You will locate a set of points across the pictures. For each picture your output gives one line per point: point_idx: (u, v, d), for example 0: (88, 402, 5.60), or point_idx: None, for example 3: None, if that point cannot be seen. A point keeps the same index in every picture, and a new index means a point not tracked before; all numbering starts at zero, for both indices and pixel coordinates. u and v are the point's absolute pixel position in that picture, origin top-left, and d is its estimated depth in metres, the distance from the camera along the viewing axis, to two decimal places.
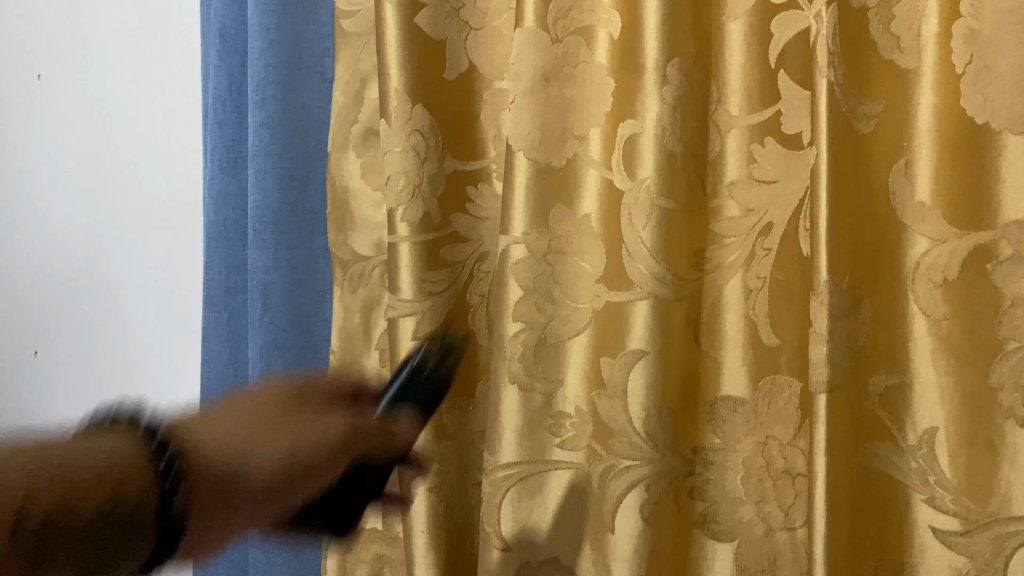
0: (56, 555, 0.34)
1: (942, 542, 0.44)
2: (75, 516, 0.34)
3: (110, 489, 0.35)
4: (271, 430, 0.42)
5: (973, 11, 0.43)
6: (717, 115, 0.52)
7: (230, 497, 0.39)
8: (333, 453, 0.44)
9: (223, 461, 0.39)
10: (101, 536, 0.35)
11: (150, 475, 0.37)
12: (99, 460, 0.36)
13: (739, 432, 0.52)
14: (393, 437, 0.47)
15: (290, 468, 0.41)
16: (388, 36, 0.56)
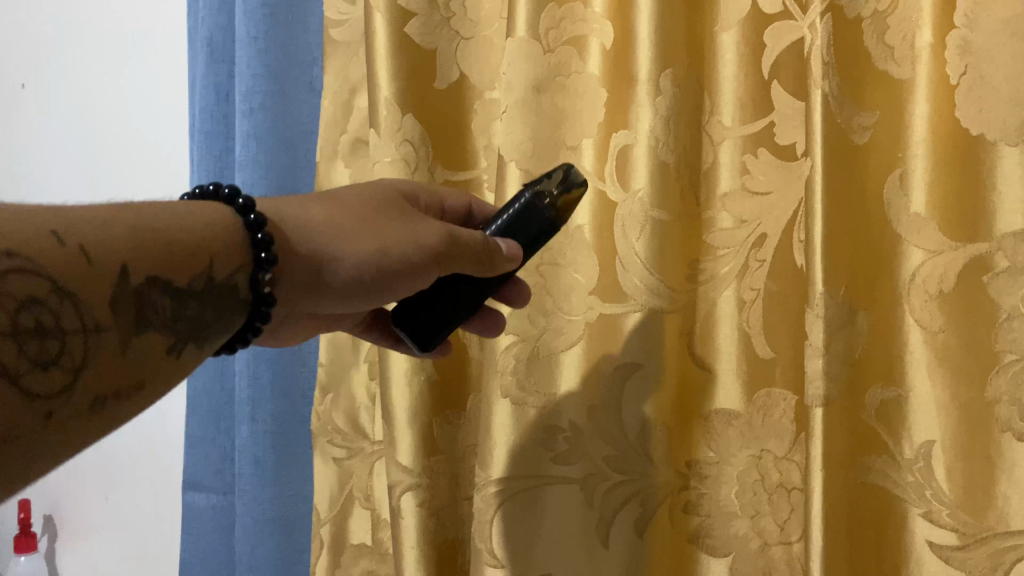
0: (152, 330, 0.38)
1: (939, 557, 0.44)
2: (173, 279, 0.38)
3: (205, 263, 0.40)
4: (377, 220, 0.45)
5: (966, 22, 0.43)
6: (709, 126, 0.52)
7: (323, 278, 0.44)
8: (425, 260, 0.45)
9: (321, 251, 0.44)
10: (197, 305, 0.40)
11: (235, 280, 0.41)
12: (191, 216, 0.41)
13: (734, 446, 0.51)
14: (489, 259, 0.45)
15: (378, 265, 0.44)
16: (377, 45, 0.55)
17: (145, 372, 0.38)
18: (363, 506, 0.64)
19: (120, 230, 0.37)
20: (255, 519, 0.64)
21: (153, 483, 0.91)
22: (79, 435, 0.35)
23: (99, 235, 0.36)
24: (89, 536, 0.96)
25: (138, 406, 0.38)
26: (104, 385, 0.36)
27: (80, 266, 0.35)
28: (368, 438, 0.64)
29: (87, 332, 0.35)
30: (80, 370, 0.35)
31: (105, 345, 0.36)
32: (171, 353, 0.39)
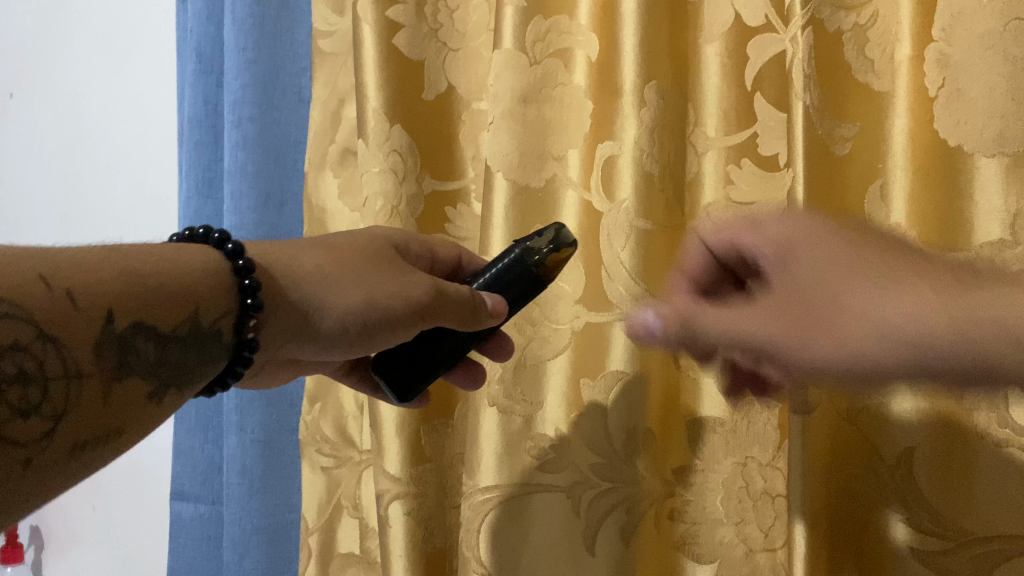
0: (134, 376, 0.38)
1: (922, 562, 0.44)
2: (158, 326, 0.38)
3: (192, 309, 0.40)
4: (367, 271, 0.45)
5: (943, 35, 0.44)
6: (695, 136, 0.53)
7: (311, 324, 0.44)
8: (411, 313, 0.45)
9: (310, 298, 0.44)
10: (180, 350, 0.40)
11: (221, 327, 0.41)
12: (184, 261, 0.41)
13: (718, 453, 0.52)
14: (474, 312, 0.46)
15: (365, 315, 0.44)
16: (365, 56, 0.56)
17: (126, 418, 0.38)
18: (352, 515, 0.64)
19: (109, 276, 0.37)
20: (241, 529, 0.64)
21: (140, 494, 0.91)
22: (56, 479, 0.35)
23: (86, 280, 0.36)
24: (76, 547, 0.96)
25: (116, 451, 0.38)
26: (84, 432, 0.36)
27: (65, 312, 0.35)
28: (357, 447, 0.64)
29: (68, 378, 0.35)
30: (60, 418, 0.35)
31: (86, 392, 0.36)
32: (152, 398, 0.39)
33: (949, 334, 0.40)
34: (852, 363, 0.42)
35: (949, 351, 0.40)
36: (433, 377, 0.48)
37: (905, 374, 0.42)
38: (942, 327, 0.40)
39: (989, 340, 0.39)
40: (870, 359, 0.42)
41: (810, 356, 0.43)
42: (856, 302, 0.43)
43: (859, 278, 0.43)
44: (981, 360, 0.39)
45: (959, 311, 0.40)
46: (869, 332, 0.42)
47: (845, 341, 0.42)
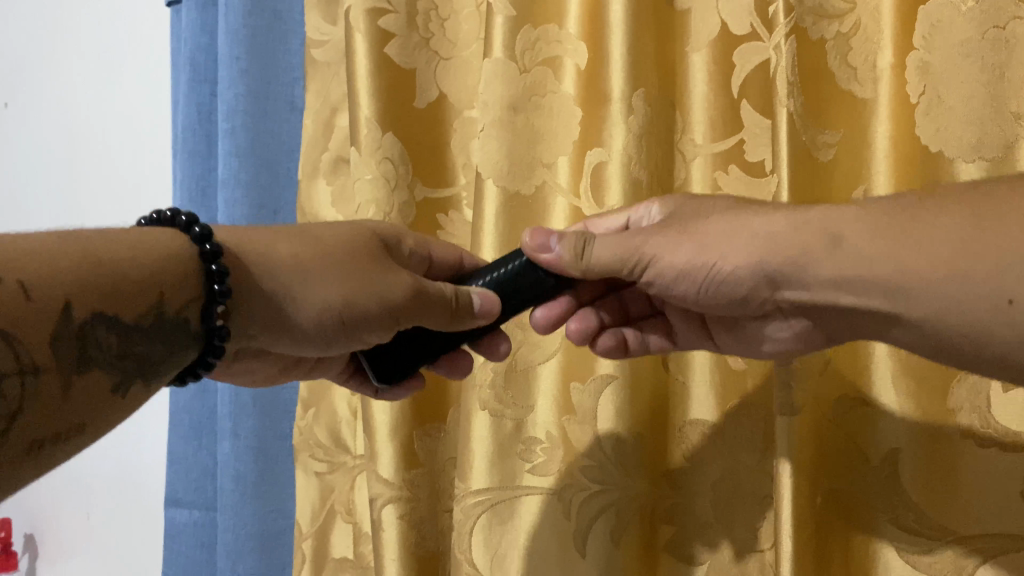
0: (94, 368, 0.35)
1: (906, 561, 0.45)
2: (120, 316, 0.36)
3: (154, 297, 0.38)
4: (346, 265, 0.44)
5: (923, 44, 0.45)
6: (683, 144, 0.54)
7: (286, 318, 0.43)
8: (393, 310, 0.45)
9: (289, 290, 0.43)
10: (144, 341, 0.38)
11: (186, 315, 0.40)
12: (139, 245, 0.38)
13: (707, 457, 0.52)
14: (458, 308, 0.46)
15: (345, 310, 0.44)
16: (357, 66, 0.56)
17: (85, 414, 0.35)
18: (345, 520, 0.65)
19: (68, 264, 0.34)
20: (236, 535, 0.65)
21: (133, 501, 0.91)
22: (12, 481, 0.32)
23: (40, 269, 0.33)
24: (69, 555, 0.96)
25: (73, 451, 0.35)
26: (41, 431, 0.33)
27: (19, 303, 0.32)
28: (350, 453, 0.65)
29: (23, 375, 0.32)
30: (16, 416, 0.32)
31: (42, 388, 0.33)
32: (115, 391, 0.37)
33: (803, 256, 0.40)
34: (717, 288, 0.43)
35: (820, 262, 0.39)
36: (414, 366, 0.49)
37: (750, 285, 0.42)
38: (823, 257, 0.39)
39: (855, 269, 0.39)
40: (721, 272, 0.42)
41: (673, 256, 0.43)
42: (718, 232, 0.42)
43: (735, 207, 0.43)
44: (835, 274, 0.39)
45: (809, 225, 0.40)
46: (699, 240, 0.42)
47: (718, 242, 0.42)
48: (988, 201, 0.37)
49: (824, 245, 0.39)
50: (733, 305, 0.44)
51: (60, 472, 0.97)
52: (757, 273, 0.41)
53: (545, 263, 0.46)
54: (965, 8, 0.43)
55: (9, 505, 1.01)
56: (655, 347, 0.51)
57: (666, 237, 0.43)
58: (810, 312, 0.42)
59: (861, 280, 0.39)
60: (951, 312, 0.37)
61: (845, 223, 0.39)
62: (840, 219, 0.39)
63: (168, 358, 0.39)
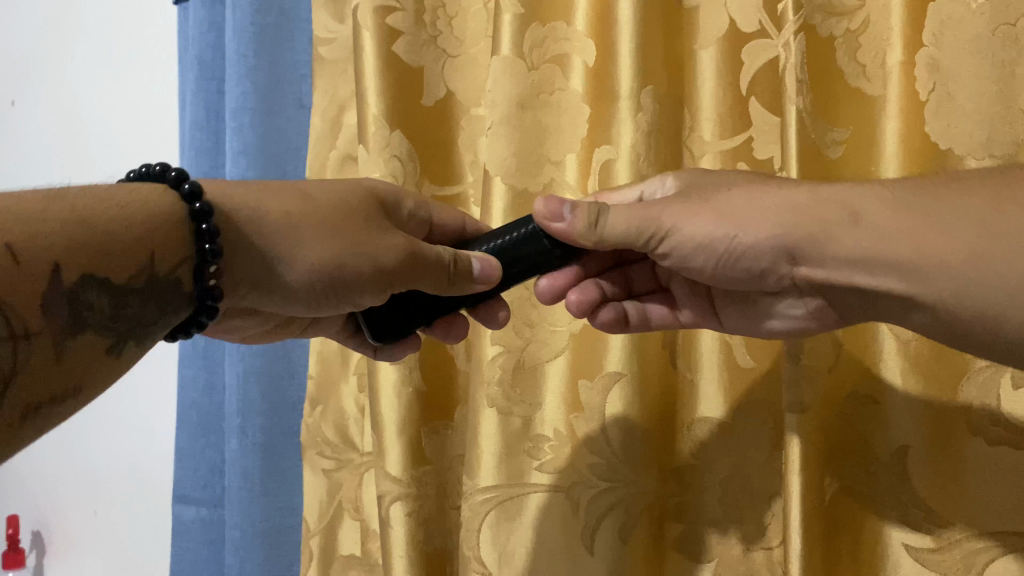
0: (88, 330, 0.38)
1: (915, 559, 0.45)
2: (112, 278, 0.38)
3: (146, 257, 0.39)
4: (338, 225, 0.44)
5: (933, 41, 0.45)
6: (691, 141, 0.54)
7: (275, 275, 0.44)
8: (385, 274, 0.45)
9: (280, 250, 0.43)
10: (137, 303, 0.39)
11: (178, 274, 0.41)
12: (132, 205, 0.40)
13: (715, 454, 0.52)
14: (457, 274, 0.46)
15: (335, 271, 0.44)
16: (366, 63, 0.56)
17: (81, 374, 0.37)
18: (353, 517, 0.65)
19: (56, 225, 0.36)
20: (244, 531, 0.65)
21: (139, 499, 0.92)
22: (14, 439, 0.35)
23: (28, 232, 0.35)
24: (77, 553, 0.96)
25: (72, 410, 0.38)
26: (39, 393, 0.36)
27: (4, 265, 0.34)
28: (358, 450, 0.65)
29: (16, 339, 0.34)
30: (12, 378, 0.34)
31: (36, 352, 0.35)
32: (110, 351, 0.39)
33: (823, 230, 0.40)
34: (737, 262, 0.43)
35: (840, 239, 0.40)
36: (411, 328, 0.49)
37: (768, 260, 0.42)
38: (840, 233, 0.40)
39: (873, 248, 0.39)
40: (742, 246, 0.42)
41: (692, 227, 0.43)
42: (738, 206, 0.42)
43: (748, 185, 0.43)
44: (851, 253, 0.40)
45: (829, 202, 0.40)
46: (721, 211, 0.42)
47: (740, 215, 0.42)
48: (1010, 184, 0.38)
49: (846, 222, 0.40)
50: (745, 281, 0.44)
51: (68, 470, 0.97)
52: (774, 248, 0.42)
53: (556, 233, 0.45)
54: (975, 5, 0.43)
55: (18, 502, 1.02)
56: (658, 321, 0.51)
57: (685, 208, 0.43)
58: (823, 291, 0.42)
59: (884, 258, 0.39)
60: (969, 295, 0.37)
61: (868, 203, 0.40)
62: (863, 198, 0.40)
63: (161, 320, 0.41)
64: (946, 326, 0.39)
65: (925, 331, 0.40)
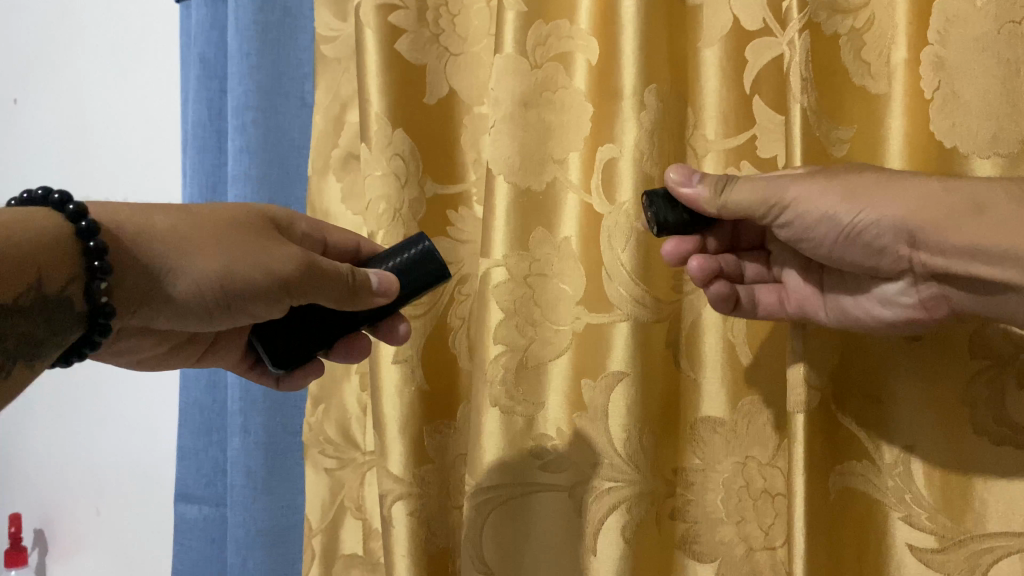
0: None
1: (920, 559, 0.45)
2: (2, 298, 0.38)
3: (33, 276, 0.40)
4: (225, 238, 0.45)
5: (939, 38, 0.44)
6: (694, 140, 0.54)
7: (161, 288, 0.44)
8: (280, 285, 0.45)
9: (166, 261, 0.43)
10: (27, 321, 0.40)
11: (69, 293, 0.42)
12: (14, 226, 0.40)
13: (719, 454, 0.53)
14: (357, 290, 0.47)
15: (226, 281, 0.44)
16: (368, 61, 0.56)
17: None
18: (355, 516, 0.65)
19: None
20: (247, 530, 0.65)
21: (142, 497, 0.92)
22: None
23: None
24: (80, 551, 0.96)
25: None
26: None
27: None
28: (360, 449, 0.65)
29: None
30: None
31: None
32: (9, 370, 0.40)
33: (950, 222, 0.40)
34: (851, 236, 0.43)
35: (961, 227, 0.40)
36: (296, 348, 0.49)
37: (888, 239, 0.42)
38: (949, 224, 0.40)
39: (992, 238, 0.40)
40: (866, 223, 0.42)
41: (816, 199, 0.42)
42: (867, 183, 0.41)
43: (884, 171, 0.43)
44: (969, 241, 0.40)
45: (962, 194, 0.41)
46: (826, 188, 0.42)
47: (856, 198, 0.41)
48: None
49: (969, 210, 0.40)
50: (836, 255, 0.45)
51: (70, 468, 0.97)
52: (896, 233, 0.42)
53: (684, 199, 0.45)
54: (981, 2, 0.43)
55: (20, 500, 1.02)
56: (766, 313, 0.49)
57: (816, 181, 0.42)
58: (909, 271, 0.43)
59: (995, 250, 0.40)
60: None
61: (994, 195, 0.40)
62: (991, 192, 0.40)
63: (57, 338, 0.42)
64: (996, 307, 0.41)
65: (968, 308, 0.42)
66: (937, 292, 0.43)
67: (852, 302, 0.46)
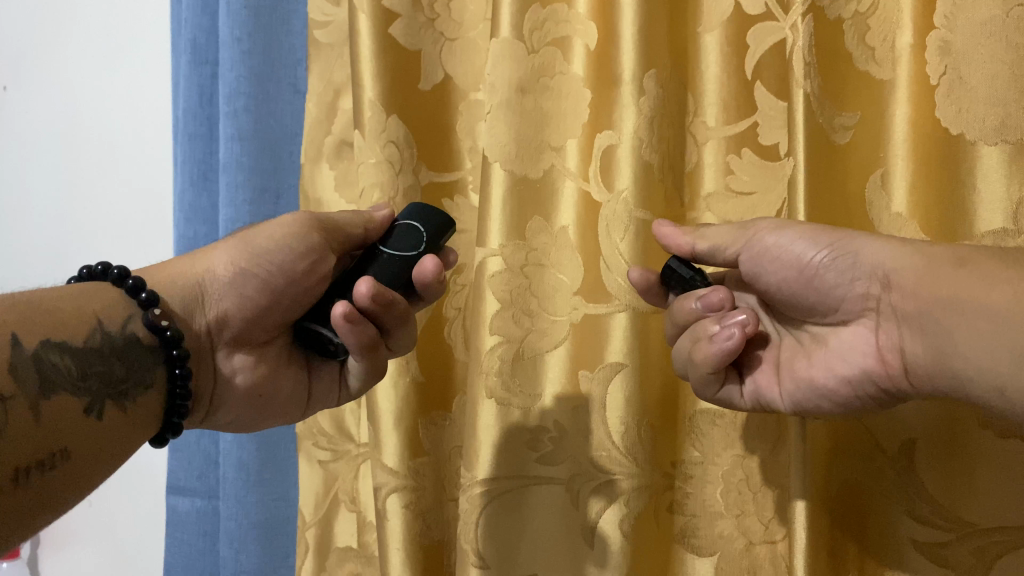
0: (63, 392, 0.40)
1: (926, 555, 0.44)
2: (68, 340, 0.41)
3: (94, 321, 0.43)
4: (236, 238, 0.50)
5: (945, 23, 0.43)
6: (695, 127, 0.53)
7: (204, 286, 0.48)
8: (300, 249, 0.48)
9: (196, 270, 0.49)
10: (100, 361, 0.42)
11: (130, 331, 0.44)
12: (76, 289, 0.45)
13: (719, 446, 0.52)
14: (364, 232, 0.50)
15: (245, 255, 0.48)
16: (361, 46, 0.55)
17: (67, 437, 0.40)
18: (349, 509, 0.64)
19: (33, 298, 0.41)
20: (239, 523, 0.64)
21: (137, 488, 0.91)
22: (49, 497, 0.38)
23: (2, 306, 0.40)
24: (73, 543, 0.95)
25: (75, 475, 0.40)
26: (26, 459, 0.37)
27: None
28: (354, 440, 0.64)
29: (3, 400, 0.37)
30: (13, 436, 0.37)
31: (19, 413, 0.38)
32: (88, 412, 0.41)
33: (924, 271, 0.38)
34: (817, 276, 0.42)
35: (932, 276, 0.37)
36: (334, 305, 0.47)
37: (862, 284, 0.41)
38: (925, 277, 0.38)
39: (964, 289, 0.36)
40: (826, 263, 0.41)
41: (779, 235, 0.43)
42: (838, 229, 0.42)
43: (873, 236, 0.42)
44: (936, 292, 0.37)
45: (942, 253, 0.38)
46: (801, 231, 0.42)
47: (827, 237, 0.41)
48: None
49: (944, 263, 0.37)
50: (809, 291, 0.44)
51: None
52: (866, 271, 0.40)
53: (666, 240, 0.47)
54: None
55: None
56: (723, 397, 0.48)
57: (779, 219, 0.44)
58: (875, 314, 0.41)
59: (950, 297, 0.36)
60: (1000, 347, 0.34)
61: (978, 253, 0.37)
62: (974, 253, 0.37)
63: (130, 379, 0.44)
64: (943, 366, 0.37)
65: (917, 360, 0.38)
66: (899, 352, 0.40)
67: (829, 362, 0.44)
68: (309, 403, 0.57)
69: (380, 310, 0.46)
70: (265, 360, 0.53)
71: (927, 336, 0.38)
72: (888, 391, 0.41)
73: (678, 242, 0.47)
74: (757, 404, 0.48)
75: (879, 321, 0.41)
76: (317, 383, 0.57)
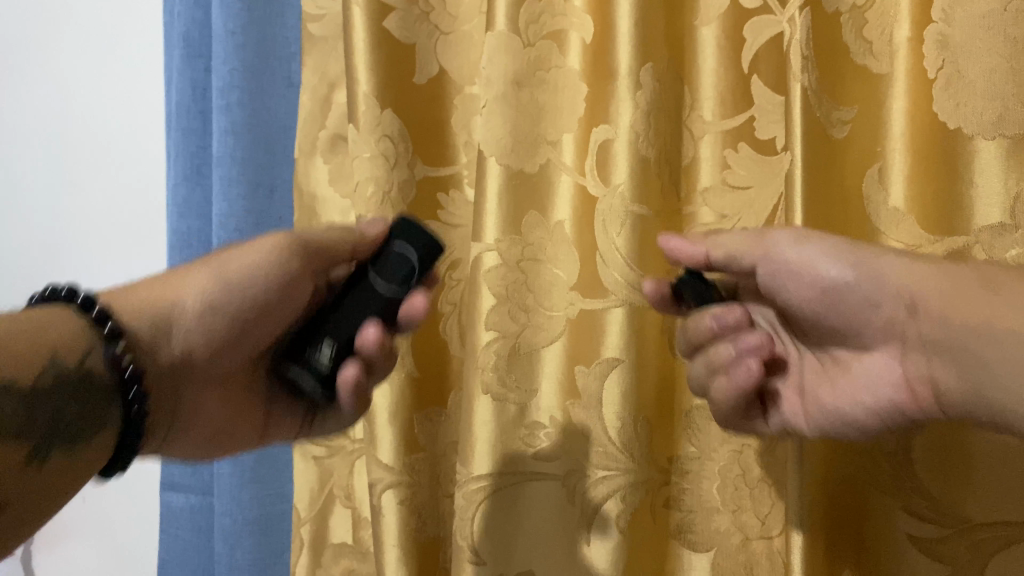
0: (4, 439, 0.38)
1: (920, 550, 0.44)
2: (16, 380, 0.39)
3: (51, 357, 0.41)
4: (203, 263, 0.49)
5: (943, 17, 0.43)
6: (691, 120, 0.53)
7: (176, 313, 0.47)
8: (281, 274, 0.49)
9: (167, 297, 0.48)
10: (51, 405, 0.40)
11: (88, 366, 0.42)
12: (39, 316, 0.43)
13: (715, 441, 0.52)
14: (352, 252, 0.51)
15: (220, 279, 0.49)
16: (355, 40, 0.54)
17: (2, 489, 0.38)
18: (344, 505, 0.64)
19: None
20: (234, 520, 0.63)
21: (130, 486, 0.91)
22: None
23: None
24: (67, 541, 0.94)
25: (8, 528, 0.38)
26: None
27: None
28: (349, 436, 0.64)
29: None
30: None
31: None
32: (30, 462, 0.39)
33: (958, 298, 0.38)
34: (841, 296, 0.43)
35: (967, 306, 0.38)
36: (318, 349, 0.46)
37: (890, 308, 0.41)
38: (956, 302, 0.38)
39: (1002, 317, 0.36)
40: (852, 284, 0.41)
41: (802, 250, 0.43)
42: (864, 248, 0.42)
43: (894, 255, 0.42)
44: (973, 321, 0.37)
45: (975, 278, 0.38)
46: (827, 245, 0.42)
47: (851, 254, 0.41)
48: None
49: (978, 289, 0.38)
50: (833, 313, 0.44)
51: None
52: (894, 294, 0.41)
53: (672, 253, 0.47)
54: None
55: None
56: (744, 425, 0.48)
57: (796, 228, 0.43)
58: (902, 341, 0.42)
59: (986, 325, 0.37)
60: None
61: (1007, 278, 0.38)
62: (1005, 278, 0.38)
63: (84, 422, 0.42)
64: (975, 396, 0.38)
65: (952, 389, 0.39)
66: (931, 377, 0.40)
67: (853, 387, 0.45)
68: (267, 432, 0.57)
69: (381, 356, 0.47)
70: (224, 389, 0.53)
71: (958, 359, 0.38)
72: (917, 420, 0.42)
73: (687, 253, 0.46)
74: (779, 429, 0.47)
75: (906, 347, 0.42)
76: (275, 401, 0.57)
